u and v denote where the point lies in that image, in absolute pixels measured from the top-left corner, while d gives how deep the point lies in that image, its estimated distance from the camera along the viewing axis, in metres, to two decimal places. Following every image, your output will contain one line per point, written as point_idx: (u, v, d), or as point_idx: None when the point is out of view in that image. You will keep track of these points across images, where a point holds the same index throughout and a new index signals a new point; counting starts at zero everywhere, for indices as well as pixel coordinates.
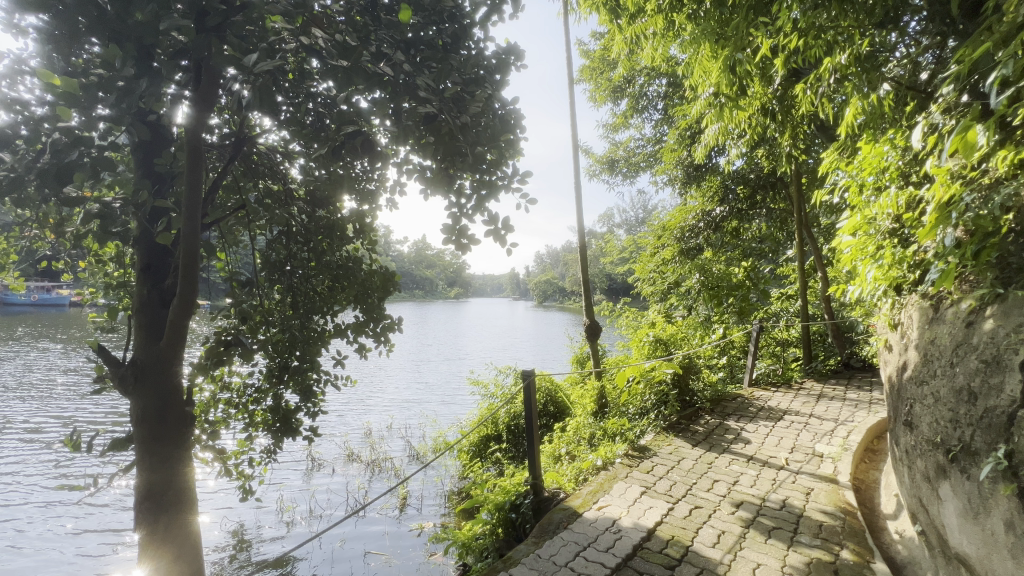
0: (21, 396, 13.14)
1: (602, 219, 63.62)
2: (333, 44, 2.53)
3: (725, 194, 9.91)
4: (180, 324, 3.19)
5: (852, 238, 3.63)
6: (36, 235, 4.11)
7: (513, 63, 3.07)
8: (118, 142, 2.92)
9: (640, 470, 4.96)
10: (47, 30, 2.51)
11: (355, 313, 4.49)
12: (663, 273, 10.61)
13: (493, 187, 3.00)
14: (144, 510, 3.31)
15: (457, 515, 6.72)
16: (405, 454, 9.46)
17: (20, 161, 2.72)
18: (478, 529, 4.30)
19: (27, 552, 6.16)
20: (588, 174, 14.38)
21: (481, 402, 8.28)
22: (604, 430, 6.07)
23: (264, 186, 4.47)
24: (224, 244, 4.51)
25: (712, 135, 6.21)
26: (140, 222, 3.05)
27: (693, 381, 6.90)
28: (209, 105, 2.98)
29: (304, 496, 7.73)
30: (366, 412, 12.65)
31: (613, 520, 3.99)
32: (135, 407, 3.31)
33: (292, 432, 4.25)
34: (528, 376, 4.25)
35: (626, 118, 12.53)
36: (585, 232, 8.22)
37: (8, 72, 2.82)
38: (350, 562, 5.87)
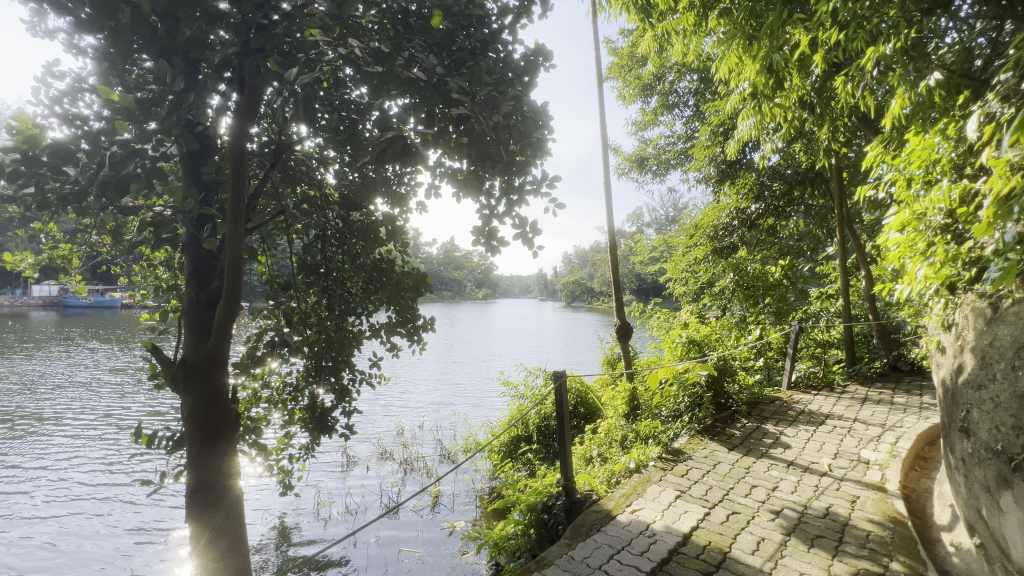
0: (81, 395, 14.03)
1: (630, 219, 62.84)
2: (368, 53, 2.61)
3: (761, 191, 9.62)
4: (226, 324, 3.33)
5: (900, 235, 3.45)
6: (94, 242, 4.37)
7: (542, 64, 3.06)
8: (169, 152, 3.09)
9: (675, 474, 4.86)
10: (103, 48, 2.69)
11: (388, 313, 4.59)
12: (696, 272, 10.35)
13: (522, 192, 3.02)
14: (193, 503, 3.49)
15: (488, 515, 6.77)
16: (437, 454, 9.58)
17: (83, 174, 2.91)
18: (510, 530, 4.31)
19: (93, 544, 6.61)
20: (617, 173, 14.19)
21: (511, 402, 8.31)
22: (636, 432, 6.00)
23: (301, 192, 4.58)
24: (265, 248, 4.68)
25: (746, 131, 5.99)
26: (188, 228, 3.21)
27: (729, 384, 6.73)
28: (252, 114, 3.12)
29: (340, 493, 7.95)
30: (396, 412, 12.84)
31: (647, 524, 3.93)
32: (186, 404, 3.48)
33: (329, 430, 4.38)
34: (559, 376, 4.24)
35: (655, 116, 12.31)
36: (615, 232, 8.09)
37: (69, 89, 3.05)
38: (385, 559, 6.00)
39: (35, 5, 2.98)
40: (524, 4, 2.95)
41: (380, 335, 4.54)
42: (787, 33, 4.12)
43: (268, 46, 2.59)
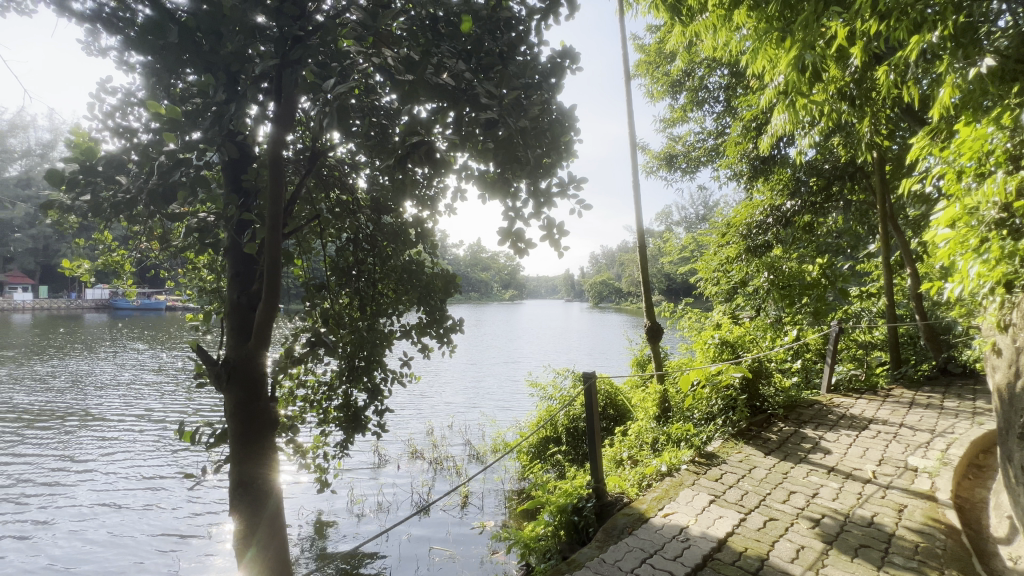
0: (131, 394, 14.80)
1: (659, 218, 61.88)
2: (400, 60, 2.67)
3: (797, 187, 9.35)
4: (266, 326, 3.46)
5: (950, 230, 3.28)
6: (144, 248, 4.62)
7: (568, 66, 3.05)
8: (212, 161, 3.23)
9: (708, 478, 4.76)
10: (152, 64, 2.87)
11: (417, 314, 4.65)
12: (728, 271, 9.88)
13: (549, 194, 3.01)
14: (237, 498, 3.64)
15: (518, 515, 6.79)
16: (466, 454, 9.67)
17: (134, 184, 3.07)
18: (540, 531, 4.30)
19: (143, 534, 6.99)
20: (645, 171, 13.95)
21: (540, 404, 8.29)
22: (668, 435, 5.89)
23: (335, 197, 4.70)
24: (300, 251, 4.83)
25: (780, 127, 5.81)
26: (230, 233, 3.35)
27: (764, 386, 6.54)
28: (288, 123, 3.21)
29: (373, 491, 8.14)
30: (426, 413, 13.03)
31: (680, 528, 3.87)
32: (229, 402, 3.63)
33: (361, 429, 4.47)
34: (588, 378, 4.20)
35: (685, 112, 12.08)
36: (644, 231, 7.96)
37: (120, 104, 3.29)
38: (416, 557, 6.10)
39: (88, 25, 3.19)
40: (551, 4, 2.95)
41: (410, 336, 4.62)
42: (823, 25, 3.98)
43: (304, 57, 2.70)
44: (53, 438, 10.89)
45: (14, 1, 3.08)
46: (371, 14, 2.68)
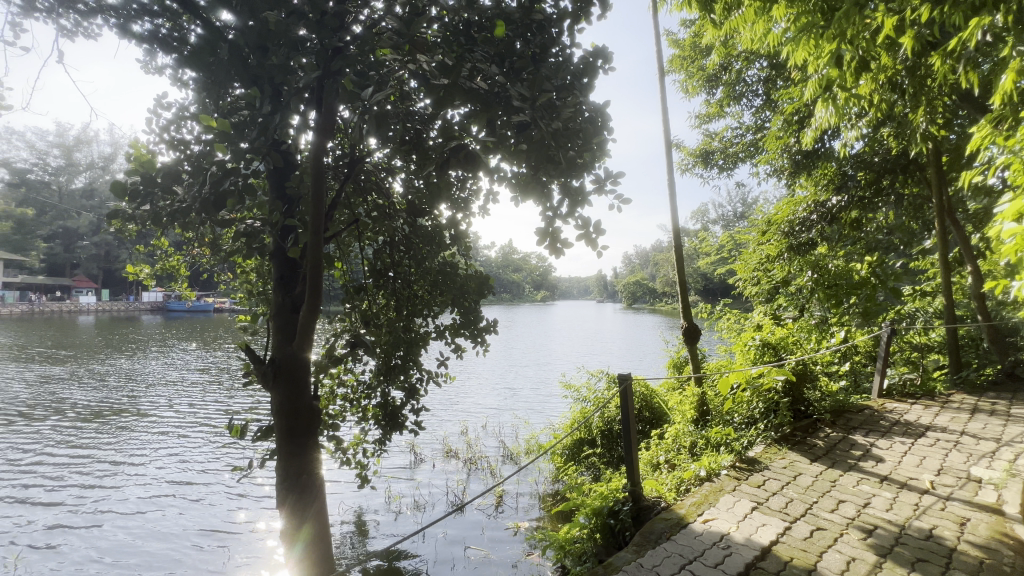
0: (184, 392, 15.68)
1: (695, 217, 60.27)
2: (434, 66, 2.74)
3: (843, 181, 8.90)
4: (309, 327, 3.59)
5: (1016, 226, 3.05)
6: (197, 253, 4.90)
7: (601, 65, 3.03)
8: (258, 170, 3.39)
9: (750, 484, 4.61)
10: (204, 80, 3.06)
11: (452, 315, 4.72)
12: (769, 270, 9.52)
13: (584, 194, 3.00)
14: (284, 491, 3.80)
15: (553, 517, 6.77)
16: (500, 454, 9.73)
17: (188, 193, 3.26)
18: (576, 533, 4.27)
19: (196, 524, 7.39)
20: (680, 168, 13.63)
21: (574, 405, 8.23)
22: (706, 439, 5.75)
23: (371, 201, 4.80)
24: (340, 254, 4.99)
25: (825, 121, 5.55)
26: (275, 238, 3.49)
27: (809, 390, 6.27)
28: (329, 131, 3.33)
29: (410, 489, 8.30)
30: (461, 413, 13.21)
31: (721, 534, 3.76)
32: (275, 400, 3.79)
33: (399, 427, 4.57)
34: (624, 379, 4.14)
35: (721, 107, 11.74)
36: (680, 230, 7.77)
37: (176, 119, 3.55)
38: (453, 554, 6.21)
39: (147, 46, 3.45)
40: (582, 6, 2.95)
41: (445, 336, 4.69)
42: (868, 15, 3.80)
43: (343, 67, 2.80)
44: (115, 432, 11.68)
45: (82, 27, 3.35)
46: (406, 23, 2.75)
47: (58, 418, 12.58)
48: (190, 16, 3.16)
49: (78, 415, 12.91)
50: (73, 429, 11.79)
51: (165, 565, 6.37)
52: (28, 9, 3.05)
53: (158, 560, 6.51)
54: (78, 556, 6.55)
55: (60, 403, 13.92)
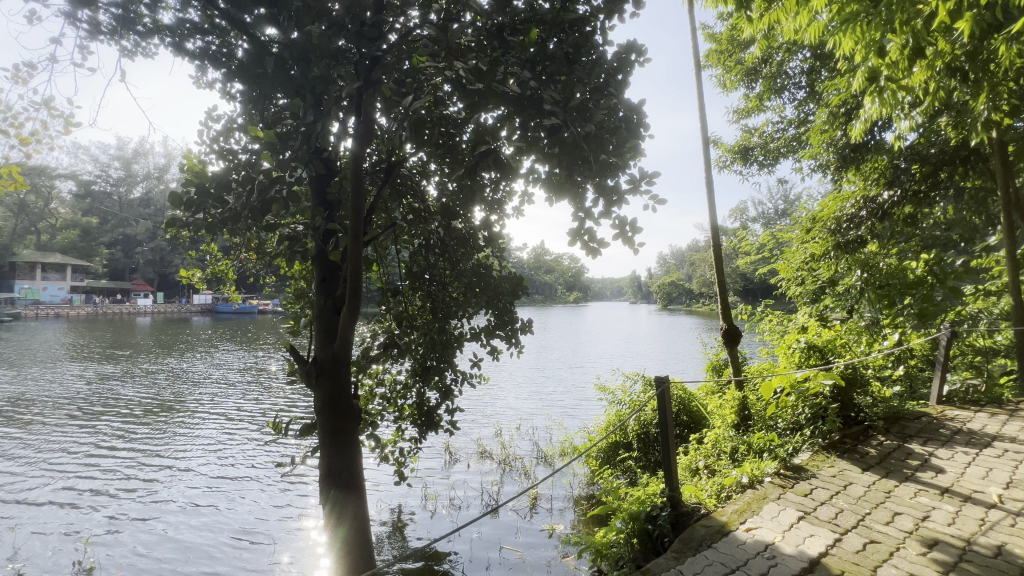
0: (231, 391, 16.43)
1: (733, 215, 58.49)
2: (468, 71, 2.78)
3: (896, 175, 8.32)
4: (349, 328, 3.71)
5: None
6: (244, 257, 5.14)
7: (634, 60, 3.01)
8: (301, 177, 3.52)
9: (796, 493, 4.43)
10: (251, 92, 3.23)
11: (486, 316, 4.75)
12: (814, 270, 9.15)
13: (620, 194, 2.98)
14: (328, 487, 3.94)
15: (588, 520, 6.71)
16: (534, 456, 9.74)
17: (238, 201, 3.44)
18: (613, 537, 4.23)
19: (243, 518, 7.72)
20: (718, 165, 13.23)
21: (609, 408, 8.12)
22: (748, 444, 5.57)
23: (407, 204, 4.90)
24: (377, 257, 5.12)
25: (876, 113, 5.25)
26: (318, 242, 3.62)
27: (858, 395, 5.95)
28: (368, 138, 3.44)
29: (445, 488, 8.42)
30: (495, 414, 13.29)
31: (766, 544, 3.63)
32: (318, 398, 3.93)
33: (434, 427, 4.63)
34: (662, 382, 4.05)
35: (761, 101, 11.33)
36: (718, 228, 7.55)
37: (225, 130, 3.77)
38: (488, 553, 6.28)
39: (198, 62, 3.67)
40: (615, 2, 2.93)
41: (479, 338, 4.72)
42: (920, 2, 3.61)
43: (381, 76, 2.90)
44: (169, 429, 12.36)
45: (141, 46, 3.60)
46: (442, 29, 2.81)
47: (118, 415, 13.40)
48: (238, 31, 3.33)
49: (135, 413, 13.69)
50: (131, 425, 12.54)
51: (218, 555, 6.71)
52: (95, 32, 3.29)
53: (209, 550, 6.84)
54: (139, 542, 6.97)
55: (120, 401, 14.82)
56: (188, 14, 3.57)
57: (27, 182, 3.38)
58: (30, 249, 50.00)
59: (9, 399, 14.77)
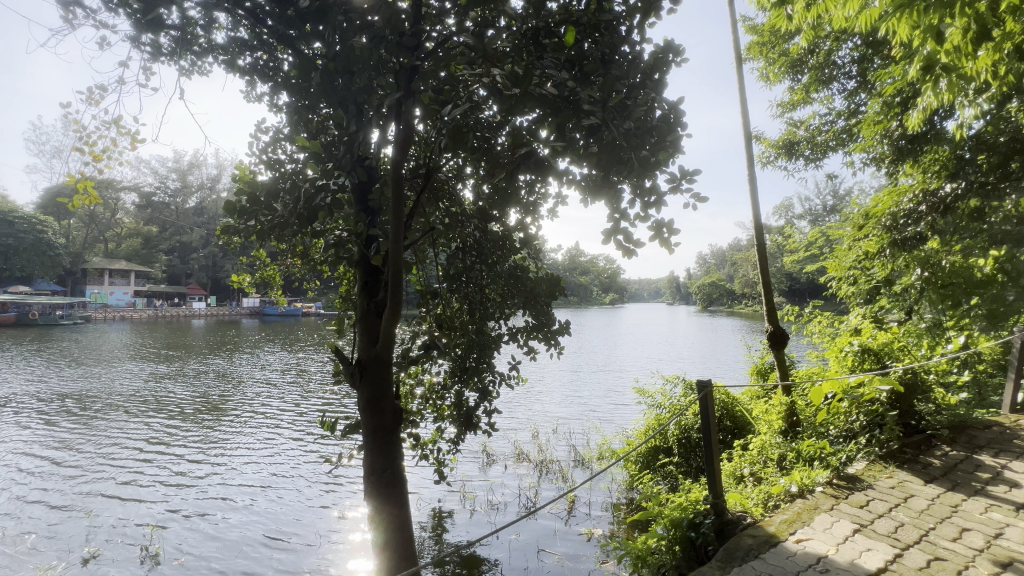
0: (278, 391, 17.17)
1: (778, 211, 56.11)
2: (505, 74, 2.78)
3: (961, 166, 7.72)
4: (391, 330, 3.81)
5: None
6: (290, 263, 5.38)
7: (672, 60, 2.95)
8: (344, 185, 3.64)
9: (850, 504, 4.21)
10: (297, 104, 3.38)
11: (524, 317, 4.80)
12: (868, 269, 8.70)
13: (660, 194, 2.92)
14: (372, 485, 4.06)
15: (627, 526, 6.62)
16: (572, 459, 9.69)
17: (286, 209, 3.60)
18: (653, 543, 4.09)
19: (291, 515, 8.07)
20: (761, 161, 12.72)
21: (648, 411, 7.95)
22: (797, 452, 5.34)
23: (444, 207, 4.94)
24: (417, 261, 5.23)
25: (929, 108, 4.96)
26: (361, 246, 3.74)
27: (921, 402, 5.53)
28: (407, 145, 3.52)
29: (483, 489, 8.52)
30: (532, 416, 13.30)
31: (818, 556, 3.46)
32: (362, 397, 4.06)
33: (473, 427, 4.67)
34: (704, 385, 3.95)
35: (807, 93, 10.84)
36: (762, 226, 7.26)
37: (273, 141, 3.97)
38: (526, 555, 6.32)
39: (248, 76, 3.87)
40: (652, 0, 2.89)
41: (517, 339, 4.76)
42: None
43: (420, 85, 2.97)
44: (222, 426, 13.06)
45: (196, 65, 3.84)
46: (478, 37, 2.84)
47: (177, 414, 14.25)
48: (284, 47, 3.49)
49: (193, 411, 14.53)
50: (188, 423, 13.33)
51: (269, 549, 7.05)
52: (157, 54, 3.52)
53: (260, 544, 7.20)
54: (198, 535, 7.42)
55: (178, 400, 15.77)
56: (239, 33, 3.78)
57: (99, 197, 3.65)
58: (99, 257, 54.05)
59: (81, 396, 16.01)
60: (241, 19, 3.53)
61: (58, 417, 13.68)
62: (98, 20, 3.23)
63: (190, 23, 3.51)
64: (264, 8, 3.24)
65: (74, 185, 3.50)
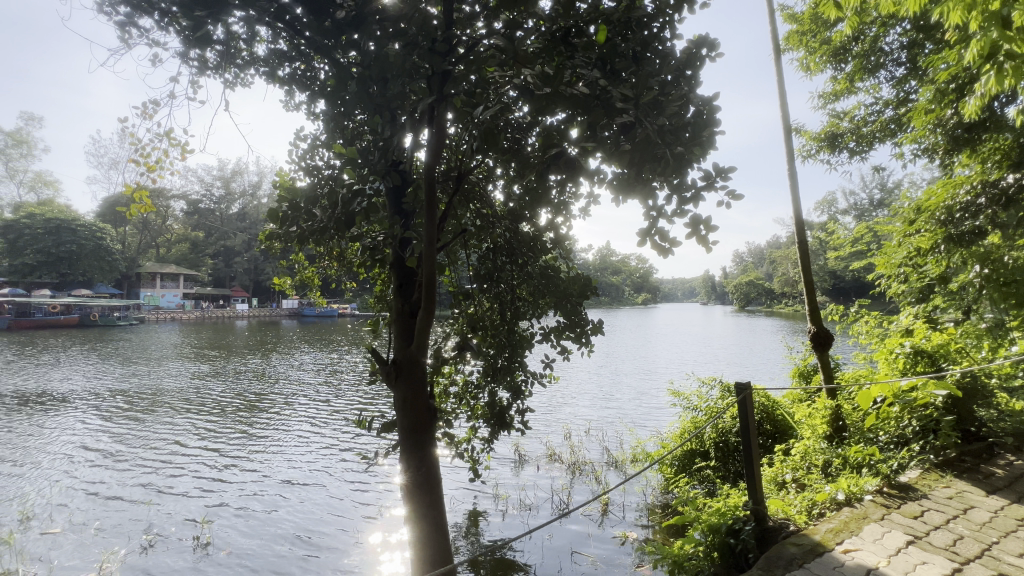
0: (317, 390, 17.75)
1: (820, 207, 53.82)
2: (536, 74, 2.78)
3: None
4: (425, 331, 3.88)
5: None
6: (327, 265, 5.55)
7: (706, 55, 2.89)
8: (380, 190, 3.73)
9: (902, 514, 4.00)
10: (334, 110, 3.49)
11: (555, 317, 4.81)
12: (920, 266, 8.23)
13: (695, 192, 2.85)
14: (408, 483, 4.14)
15: (663, 530, 6.51)
16: (605, 460, 9.60)
17: (326, 215, 3.73)
18: (690, 549, 3.98)
19: (331, 512, 8.32)
20: (801, 155, 12.25)
21: (683, 413, 7.77)
22: (844, 458, 5.10)
23: (475, 209, 4.97)
24: (449, 263, 5.29)
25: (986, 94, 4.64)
26: (396, 249, 3.81)
27: (981, 408, 5.19)
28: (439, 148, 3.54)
29: (516, 489, 8.56)
30: (564, 417, 13.26)
31: (868, 569, 3.30)
32: (397, 396, 4.15)
33: (506, 427, 4.69)
34: (743, 387, 3.83)
35: (851, 83, 10.36)
36: (803, 222, 6.99)
37: (311, 147, 4.11)
38: (560, 557, 6.32)
39: (288, 86, 4.02)
40: None
41: (549, 339, 4.76)
42: None
43: (453, 89, 3.00)
44: (264, 424, 13.59)
45: (240, 77, 4.02)
46: (509, 39, 2.84)
47: (223, 412, 14.94)
48: (320, 56, 3.60)
49: (238, 409, 15.19)
50: (233, 421, 13.97)
51: (312, 544, 7.30)
52: (204, 68, 3.71)
53: (305, 539, 7.47)
54: (244, 528, 7.76)
55: (224, 398, 16.53)
56: (279, 44, 3.93)
57: (153, 205, 3.90)
58: (151, 262, 57.29)
59: (136, 394, 17.00)
60: (281, 31, 3.66)
61: (115, 413, 14.56)
62: (150, 38, 3.43)
63: (234, 37, 3.68)
64: (302, 19, 3.36)
65: (131, 195, 3.74)
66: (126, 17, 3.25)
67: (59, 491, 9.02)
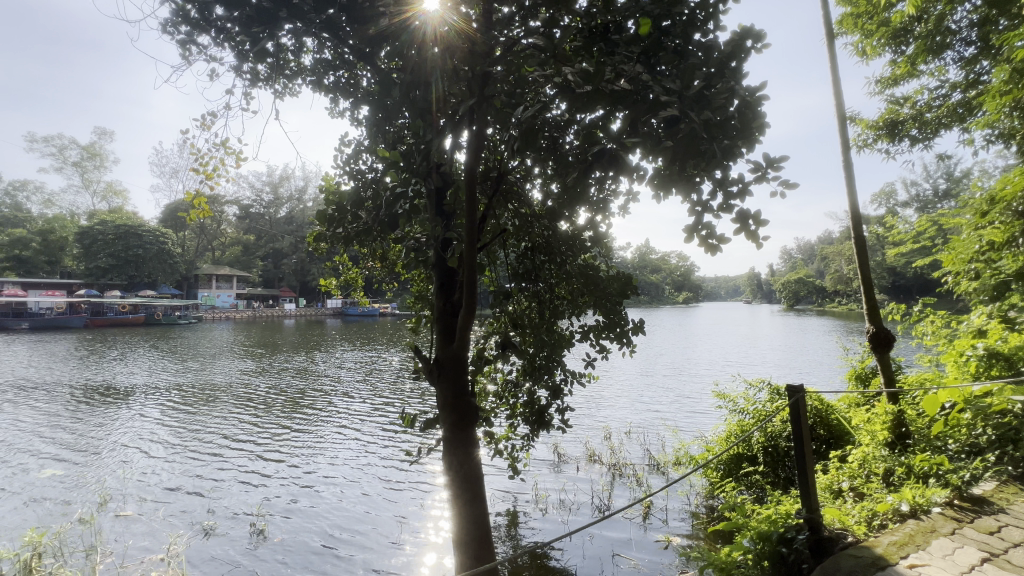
0: (360, 388, 18.35)
1: (878, 199, 50.57)
2: (577, 73, 2.77)
3: None
4: (466, 329, 3.94)
5: None
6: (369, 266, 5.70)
7: (752, 46, 2.77)
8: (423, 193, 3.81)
9: (976, 529, 3.71)
10: (378, 115, 3.60)
11: (595, 316, 4.77)
12: (994, 262, 7.61)
13: (743, 185, 2.75)
14: (452, 481, 4.22)
15: (708, 537, 6.32)
16: (646, 463, 9.42)
17: (371, 217, 3.85)
18: (739, 556, 3.82)
19: (376, 507, 8.60)
20: (856, 144, 11.55)
21: (729, 416, 7.50)
22: (907, 467, 4.79)
23: (513, 208, 4.98)
24: (488, 263, 5.32)
25: None
26: (437, 249, 3.88)
27: None
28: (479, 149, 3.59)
29: (556, 489, 8.54)
30: (603, 418, 13.12)
31: None
32: (440, 394, 4.23)
33: (546, 426, 4.69)
34: (795, 389, 3.64)
35: (913, 66, 9.68)
36: (859, 216, 6.58)
37: (354, 151, 4.25)
38: (601, 559, 6.27)
39: (332, 93, 4.16)
40: None
41: (588, 338, 4.72)
42: None
43: (492, 91, 3.02)
44: (311, 421, 14.18)
45: (288, 87, 4.21)
46: (548, 37, 2.84)
47: (274, 407, 15.67)
48: (364, 63, 3.72)
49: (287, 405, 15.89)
50: (284, 416, 14.66)
51: (358, 538, 7.58)
52: (256, 79, 3.91)
53: (351, 533, 7.77)
54: (295, 520, 8.14)
55: (273, 394, 17.34)
56: (325, 53, 4.08)
57: (210, 211, 4.14)
58: None
59: (194, 389, 18.10)
60: (325, 42, 3.80)
61: (177, 407, 15.56)
62: (208, 53, 3.64)
63: (283, 49, 3.86)
64: (347, 29, 3.48)
65: (191, 202, 3.98)
66: (186, 36, 3.47)
67: (130, 479, 9.75)
